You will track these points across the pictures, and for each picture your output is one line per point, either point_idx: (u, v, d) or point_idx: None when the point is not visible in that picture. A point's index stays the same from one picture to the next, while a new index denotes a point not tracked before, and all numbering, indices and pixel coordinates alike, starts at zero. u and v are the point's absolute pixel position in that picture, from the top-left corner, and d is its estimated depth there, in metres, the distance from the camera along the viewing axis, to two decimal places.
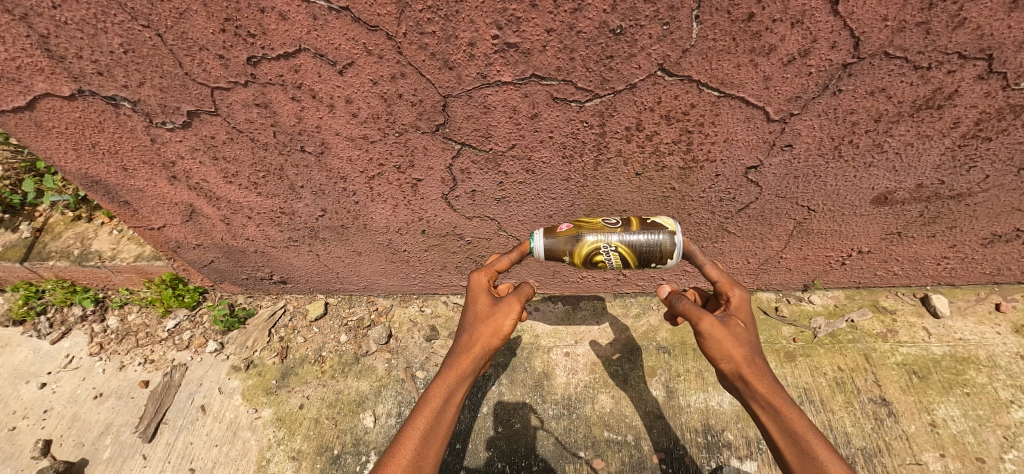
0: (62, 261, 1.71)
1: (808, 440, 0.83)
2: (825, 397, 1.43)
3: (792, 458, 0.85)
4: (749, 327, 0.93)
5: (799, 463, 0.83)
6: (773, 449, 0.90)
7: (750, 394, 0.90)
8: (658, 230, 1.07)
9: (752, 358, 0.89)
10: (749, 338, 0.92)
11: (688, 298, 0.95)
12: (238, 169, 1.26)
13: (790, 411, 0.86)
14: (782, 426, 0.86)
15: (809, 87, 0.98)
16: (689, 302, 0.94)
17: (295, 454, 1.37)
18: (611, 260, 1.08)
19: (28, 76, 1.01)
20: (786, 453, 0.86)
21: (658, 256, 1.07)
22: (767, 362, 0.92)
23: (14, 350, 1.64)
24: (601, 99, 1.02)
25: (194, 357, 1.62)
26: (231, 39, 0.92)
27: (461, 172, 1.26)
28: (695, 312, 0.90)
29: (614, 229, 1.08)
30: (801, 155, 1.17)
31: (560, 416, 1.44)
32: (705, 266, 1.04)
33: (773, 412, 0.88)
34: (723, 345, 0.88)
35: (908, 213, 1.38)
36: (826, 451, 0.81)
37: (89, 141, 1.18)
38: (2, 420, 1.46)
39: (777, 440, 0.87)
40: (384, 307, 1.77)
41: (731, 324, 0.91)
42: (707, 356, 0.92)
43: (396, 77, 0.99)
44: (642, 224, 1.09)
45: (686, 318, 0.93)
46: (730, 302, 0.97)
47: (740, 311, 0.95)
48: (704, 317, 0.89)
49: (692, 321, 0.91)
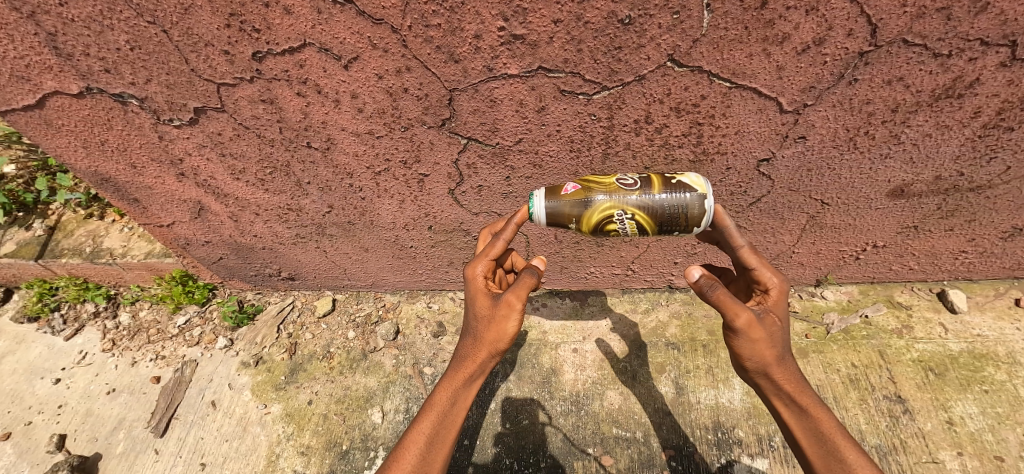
0: (74, 259, 1.73)
1: (832, 439, 0.88)
2: (839, 394, 1.40)
3: (814, 456, 0.89)
4: (782, 323, 0.91)
5: (823, 462, 0.88)
6: (793, 446, 0.95)
7: (776, 394, 0.93)
8: (683, 192, 0.95)
9: (783, 358, 0.90)
10: (781, 336, 0.90)
11: (725, 286, 0.88)
12: (245, 166, 1.26)
13: (815, 410, 0.91)
14: (810, 427, 0.91)
15: (823, 77, 0.96)
16: (727, 293, 0.87)
17: (304, 450, 1.37)
18: (626, 227, 0.97)
19: (37, 74, 1.01)
20: (808, 451, 0.91)
21: (683, 222, 0.95)
22: (797, 363, 0.93)
23: (29, 346, 1.67)
24: (609, 91, 1.01)
25: (204, 353, 1.63)
26: (235, 34, 0.91)
27: (467, 167, 1.24)
28: (734, 307, 0.85)
29: (631, 191, 0.96)
30: (815, 146, 1.15)
31: (568, 412, 1.43)
32: (741, 250, 0.94)
33: (799, 411, 0.92)
34: (757, 345, 0.87)
35: (925, 206, 1.34)
36: (851, 450, 0.86)
37: (98, 139, 1.18)
38: (18, 415, 1.48)
39: (800, 439, 0.92)
40: (391, 304, 1.77)
41: (767, 321, 0.88)
42: (738, 351, 0.90)
43: (401, 71, 0.98)
44: (664, 185, 0.97)
45: (719, 309, 0.87)
46: (767, 293, 0.92)
47: (776, 306, 0.91)
48: (742, 314, 0.85)
49: (729, 314, 0.86)
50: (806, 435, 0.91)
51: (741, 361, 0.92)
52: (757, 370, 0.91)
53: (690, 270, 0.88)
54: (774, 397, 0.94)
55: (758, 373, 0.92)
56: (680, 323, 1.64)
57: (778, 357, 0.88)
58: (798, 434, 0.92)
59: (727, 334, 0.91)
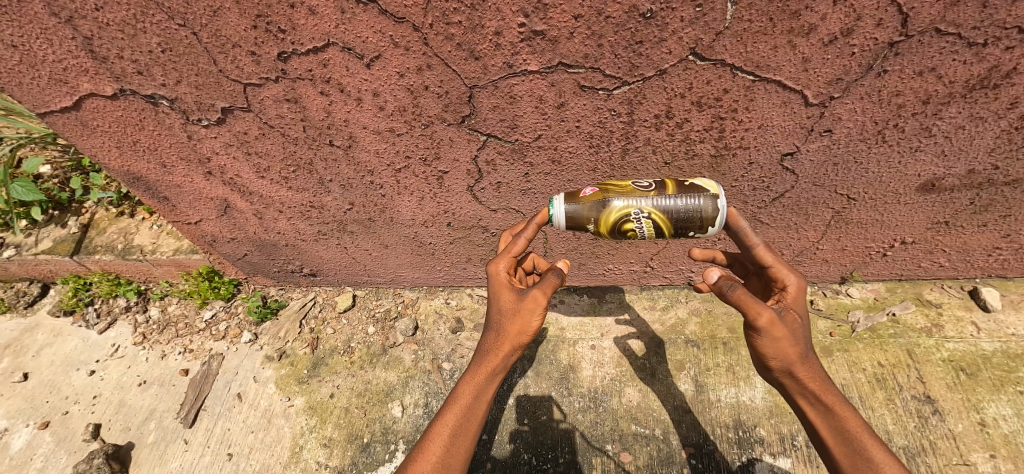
0: (107, 255, 1.80)
1: (859, 439, 0.86)
2: (864, 394, 1.37)
3: (840, 455, 0.88)
4: (803, 320, 0.90)
5: (850, 461, 0.86)
6: (819, 446, 0.93)
7: (800, 392, 0.92)
8: (698, 194, 0.95)
9: (806, 356, 0.89)
10: (803, 333, 0.89)
11: (745, 286, 0.87)
12: (270, 164, 1.29)
13: (840, 409, 0.89)
14: (836, 427, 0.89)
15: (851, 69, 0.94)
16: (746, 292, 0.86)
17: (326, 442, 1.40)
18: (643, 229, 0.96)
19: (75, 77, 1.05)
20: (833, 449, 0.89)
21: (699, 223, 0.95)
22: (820, 362, 0.92)
23: (65, 339, 1.74)
24: (629, 86, 1.00)
25: (230, 347, 1.68)
26: (262, 35, 0.94)
27: (486, 163, 1.25)
28: (755, 306, 0.84)
29: (646, 193, 0.96)
30: (841, 140, 1.12)
31: (586, 409, 1.43)
32: (757, 249, 0.94)
33: (824, 410, 0.90)
34: (780, 343, 0.86)
35: (957, 201, 1.30)
36: (877, 448, 0.84)
37: (131, 138, 1.22)
38: (56, 405, 1.55)
39: (826, 439, 0.90)
40: (410, 300, 1.79)
41: (788, 318, 0.87)
42: (761, 352, 0.89)
43: (422, 69, 0.99)
44: (679, 187, 0.97)
45: (740, 309, 0.86)
46: (785, 291, 0.91)
47: (796, 303, 0.90)
48: (764, 313, 0.84)
49: (749, 313, 0.85)
50: (831, 434, 0.90)
51: (764, 360, 0.91)
52: (780, 369, 0.90)
53: (708, 272, 0.91)
54: (798, 395, 0.92)
55: (781, 372, 0.90)
56: (699, 320, 1.62)
57: (801, 355, 0.87)
58: (822, 433, 0.91)
59: (747, 334, 0.90)
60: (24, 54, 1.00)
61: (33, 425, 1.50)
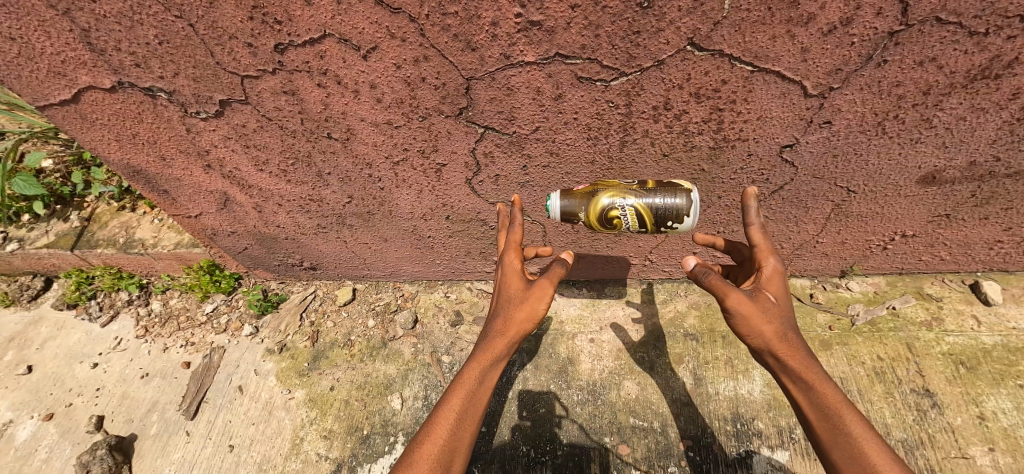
0: (109, 249, 1.81)
1: (840, 415, 0.86)
2: (864, 387, 1.37)
3: (823, 433, 0.87)
4: (781, 300, 0.92)
5: (832, 438, 0.86)
6: (805, 425, 0.92)
7: (783, 371, 0.92)
8: (676, 193, 1.03)
9: (786, 333, 0.91)
10: (780, 312, 0.91)
11: (717, 272, 0.91)
12: (268, 157, 1.30)
13: (826, 388, 0.88)
14: (817, 404, 0.88)
15: (850, 59, 0.93)
16: (718, 277, 0.90)
17: (326, 433, 1.41)
18: (628, 220, 1.03)
19: (74, 69, 1.06)
20: (817, 427, 0.89)
21: (675, 215, 1.01)
22: (801, 338, 0.92)
23: (69, 332, 1.75)
24: (627, 77, 0.99)
25: (231, 340, 1.69)
26: (259, 27, 0.93)
27: (484, 156, 1.25)
28: (726, 289, 0.88)
29: (631, 189, 1.04)
30: (840, 132, 1.11)
31: (585, 401, 1.44)
32: (751, 229, 0.97)
33: (806, 388, 0.90)
34: (750, 321, 0.89)
35: (958, 193, 1.29)
36: (858, 426, 0.84)
37: (130, 131, 1.23)
38: (60, 397, 1.57)
39: (809, 417, 0.90)
40: (410, 293, 1.80)
41: (761, 299, 0.90)
42: (738, 332, 0.93)
43: (419, 60, 0.98)
44: (659, 187, 1.06)
45: (713, 292, 0.91)
46: (763, 272, 0.95)
47: (772, 284, 0.93)
48: (733, 295, 0.88)
49: (721, 296, 0.90)
50: (815, 412, 0.89)
51: (745, 339, 0.94)
52: (762, 346, 0.91)
53: (685, 259, 0.96)
54: (782, 374, 0.93)
55: (761, 350, 0.92)
56: (699, 313, 1.63)
57: (779, 332, 0.89)
58: (807, 412, 0.90)
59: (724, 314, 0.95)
60: (23, 46, 1.00)
61: (38, 417, 1.52)
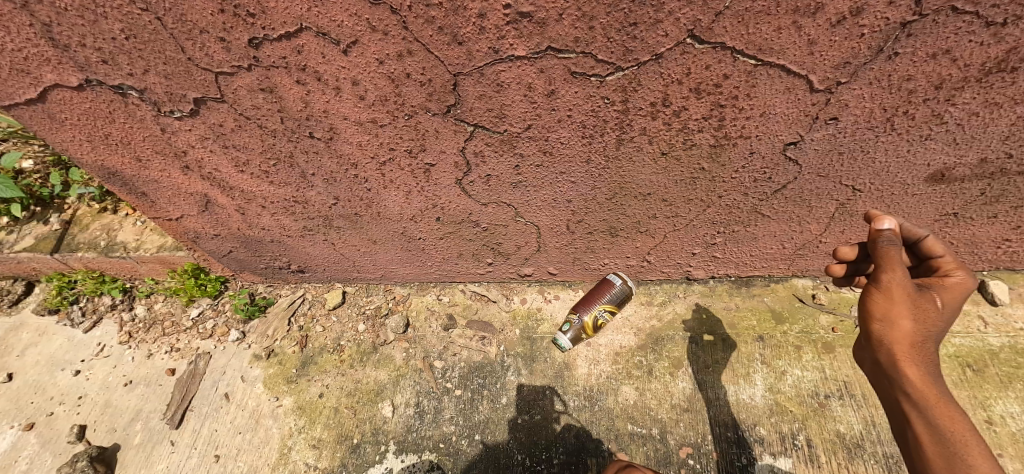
0: (90, 252, 1.75)
1: (953, 430, 0.82)
2: (868, 391, 1.33)
3: (928, 447, 0.84)
4: (938, 314, 0.95)
5: (937, 450, 0.83)
6: (910, 443, 0.89)
7: (895, 374, 0.94)
8: None
9: (922, 342, 0.94)
10: (934, 322, 0.95)
11: (898, 246, 0.95)
12: (248, 157, 1.24)
13: (946, 408, 0.85)
14: (925, 414, 0.87)
15: (860, 51, 0.87)
16: (897, 249, 0.95)
17: (315, 442, 1.37)
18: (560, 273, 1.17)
19: (37, 66, 0.99)
20: (922, 440, 0.86)
21: None
22: (932, 354, 0.94)
23: (50, 338, 1.70)
24: (623, 72, 0.94)
25: (217, 346, 1.64)
26: (230, 20, 0.87)
27: (475, 155, 1.19)
28: (894, 263, 0.94)
29: None
30: (847, 128, 1.06)
31: (582, 407, 1.40)
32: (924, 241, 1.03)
33: (920, 401, 0.89)
34: (895, 304, 0.94)
35: (967, 191, 1.24)
36: (977, 447, 0.79)
37: (102, 132, 1.17)
38: (41, 406, 1.52)
39: (914, 427, 0.88)
40: (401, 296, 1.75)
41: (925, 302, 0.94)
42: (866, 315, 0.99)
43: (402, 55, 0.93)
44: None
45: (878, 260, 0.96)
46: (946, 284, 0.99)
47: (948, 293, 0.97)
48: (896, 274, 0.94)
49: (885, 268, 0.95)
50: (922, 424, 0.87)
51: (869, 324, 0.99)
52: (891, 339, 0.95)
53: (881, 219, 0.99)
54: (896, 382, 0.94)
55: (882, 344, 0.96)
56: (698, 315, 1.59)
57: (914, 334, 0.93)
58: (914, 424, 0.89)
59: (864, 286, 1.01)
60: None
61: (18, 427, 1.47)
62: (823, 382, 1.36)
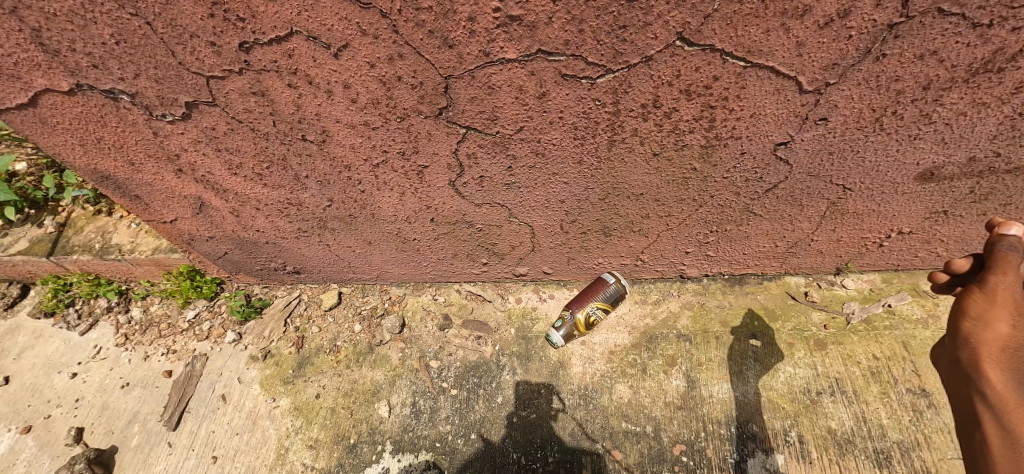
0: (85, 255, 1.75)
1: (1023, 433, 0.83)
2: (859, 388, 1.35)
3: (994, 444, 0.86)
4: None
5: (1001, 446, 0.85)
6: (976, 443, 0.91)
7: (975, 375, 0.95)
8: None
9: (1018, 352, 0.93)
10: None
11: (1021, 255, 0.93)
12: (241, 160, 1.24)
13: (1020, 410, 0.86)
14: (999, 414, 0.88)
15: (848, 53, 0.88)
16: (1016, 257, 0.93)
17: (312, 443, 1.38)
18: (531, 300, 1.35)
19: (27, 71, 0.99)
20: (988, 439, 0.88)
21: None
22: None
23: (47, 341, 1.70)
24: (614, 74, 0.94)
25: (214, 347, 1.65)
26: (220, 24, 0.87)
27: (467, 156, 1.20)
28: (1006, 268, 0.93)
29: None
30: (837, 128, 1.07)
31: (576, 406, 1.41)
32: None
33: (994, 402, 0.90)
34: (994, 306, 0.95)
35: (956, 189, 1.25)
36: None
37: (94, 136, 1.17)
38: (38, 408, 1.53)
39: (984, 425, 0.90)
40: (396, 296, 1.76)
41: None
42: (963, 316, 1.00)
43: (393, 58, 0.93)
44: None
45: (990, 263, 0.96)
46: None
47: None
48: (1005, 279, 0.93)
49: (994, 272, 0.95)
50: (993, 424, 0.88)
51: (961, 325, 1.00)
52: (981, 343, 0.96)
53: (1010, 225, 0.96)
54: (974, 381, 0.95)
55: (971, 345, 0.98)
56: (691, 313, 1.60)
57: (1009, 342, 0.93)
58: (984, 422, 0.90)
59: (967, 290, 1.02)
60: None
61: (16, 429, 1.48)
62: (815, 379, 1.38)
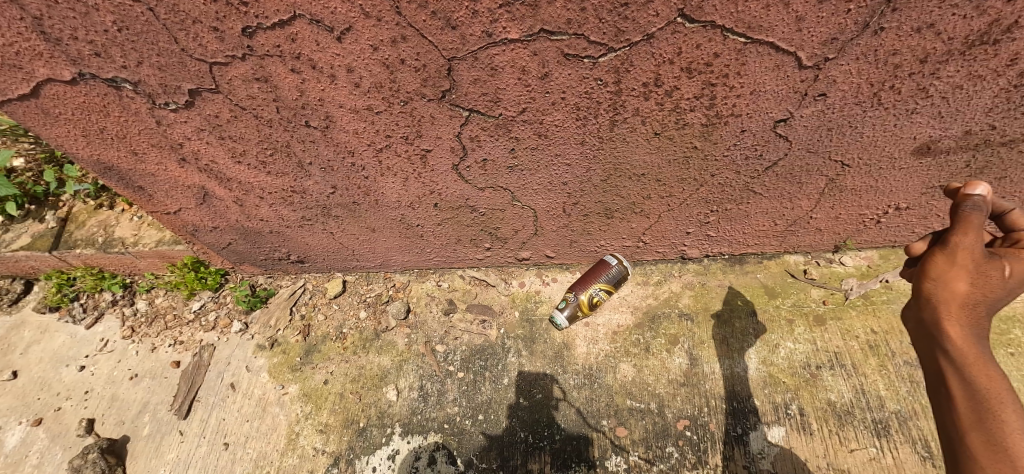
0: (88, 249, 1.75)
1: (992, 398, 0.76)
2: (858, 361, 1.38)
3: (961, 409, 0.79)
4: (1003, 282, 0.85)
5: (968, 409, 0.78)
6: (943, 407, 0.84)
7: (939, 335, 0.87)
8: None
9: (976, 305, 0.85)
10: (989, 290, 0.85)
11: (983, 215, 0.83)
12: (245, 148, 1.24)
13: (984, 365, 0.80)
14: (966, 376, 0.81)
15: (847, 27, 0.89)
16: (981, 218, 0.83)
17: (322, 427, 1.40)
18: None
19: (29, 61, 0.98)
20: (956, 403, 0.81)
21: None
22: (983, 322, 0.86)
23: (53, 335, 1.71)
24: (616, 53, 0.95)
25: (221, 337, 1.66)
26: (223, 9, 0.87)
27: (471, 139, 1.21)
28: (970, 228, 0.83)
29: None
30: (835, 104, 1.09)
31: (581, 385, 1.44)
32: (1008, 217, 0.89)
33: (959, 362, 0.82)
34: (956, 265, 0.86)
35: (953, 163, 1.27)
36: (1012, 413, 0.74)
37: (97, 126, 1.17)
38: (48, 401, 1.54)
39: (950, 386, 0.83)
40: (401, 283, 1.78)
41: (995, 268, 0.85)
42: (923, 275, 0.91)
43: (396, 41, 0.93)
44: None
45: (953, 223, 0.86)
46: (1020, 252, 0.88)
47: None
48: (967, 239, 0.84)
49: (957, 232, 0.85)
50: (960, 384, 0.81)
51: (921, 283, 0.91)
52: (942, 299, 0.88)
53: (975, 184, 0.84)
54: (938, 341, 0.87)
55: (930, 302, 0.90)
56: (693, 293, 1.63)
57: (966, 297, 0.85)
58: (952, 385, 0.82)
59: (929, 248, 0.92)
60: None
61: (26, 422, 1.49)
62: (815, 354, 1.41)
